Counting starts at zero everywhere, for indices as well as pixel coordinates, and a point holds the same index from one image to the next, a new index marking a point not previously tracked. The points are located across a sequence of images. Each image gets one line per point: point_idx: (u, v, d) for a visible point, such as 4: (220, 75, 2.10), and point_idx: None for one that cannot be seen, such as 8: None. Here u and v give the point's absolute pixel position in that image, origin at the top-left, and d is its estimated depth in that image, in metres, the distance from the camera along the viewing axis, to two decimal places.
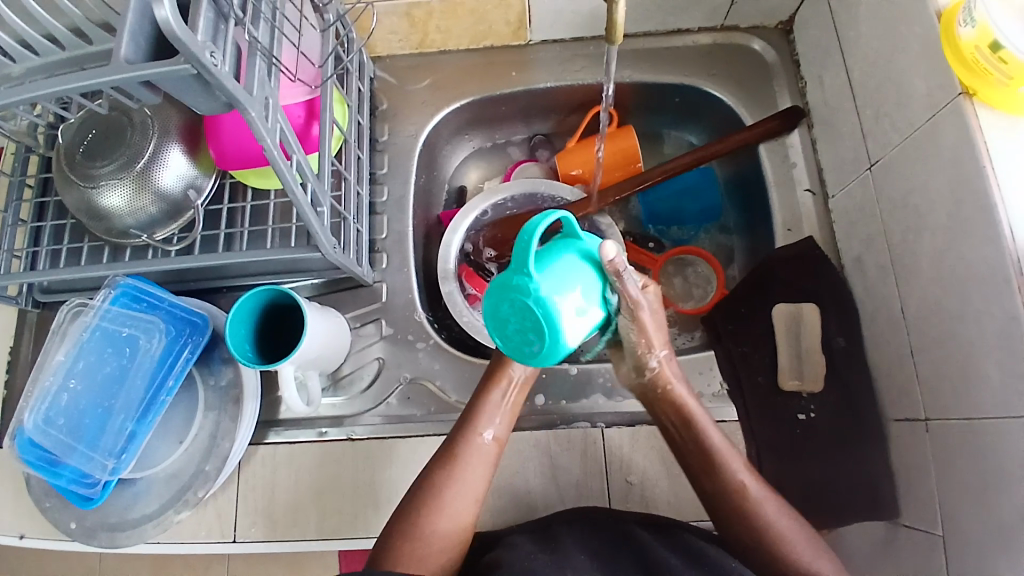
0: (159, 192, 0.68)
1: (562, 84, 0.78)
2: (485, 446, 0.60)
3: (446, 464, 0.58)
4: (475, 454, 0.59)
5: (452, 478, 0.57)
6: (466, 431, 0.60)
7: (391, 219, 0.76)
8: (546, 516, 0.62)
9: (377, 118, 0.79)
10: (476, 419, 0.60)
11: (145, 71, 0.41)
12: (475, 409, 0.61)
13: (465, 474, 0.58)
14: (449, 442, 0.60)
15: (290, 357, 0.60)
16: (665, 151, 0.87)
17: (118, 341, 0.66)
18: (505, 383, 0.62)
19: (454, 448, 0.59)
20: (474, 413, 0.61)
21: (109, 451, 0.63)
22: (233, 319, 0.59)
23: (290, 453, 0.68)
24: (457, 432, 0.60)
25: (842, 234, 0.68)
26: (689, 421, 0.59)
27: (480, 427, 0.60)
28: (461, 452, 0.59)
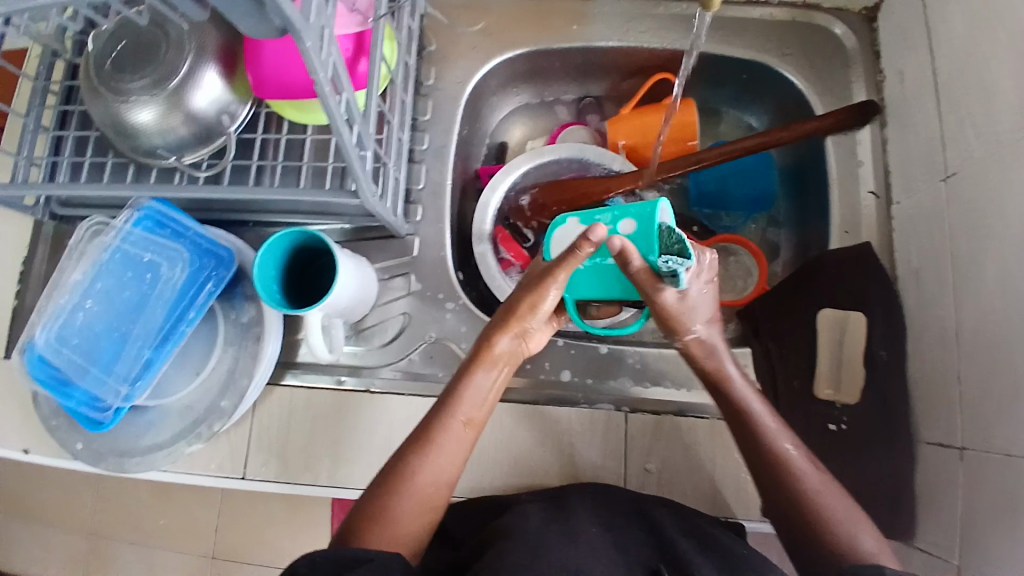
0: (192, 114, 0.63)
1: (624, 45, 0.73)
2: (463, 428, 0.55)
3: (421, 445, 0.53)
4: (450, 437, 0.54)
5: (425, 456, 0.53)
6: (449, 408, 0.55)
7: (430, 169, 0.72)
8: (559, 489, 0.62)
9: (423, 60, 0.74)
10: (459, 402, 0.55)
11: None
12: (461, 387, 0.56)
13: (439, 454, 0.53)
14: (429, 414, 0.55)
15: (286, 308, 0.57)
16: (722, 129, 0.82)
17: (139, 266, 0.64)
18: (492, 365, 0.58)
19: (431, 426, 0.54)
20: (456, 392, 0.56)
21: (123, 378, 0.62)
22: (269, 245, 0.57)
23: (307, 398, 0.67)
24: (440, 406, 0.56)
25: (902, 243, 0.64)
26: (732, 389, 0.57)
27: (460, 411, 0.55)
28: (438, 432, 0.54)
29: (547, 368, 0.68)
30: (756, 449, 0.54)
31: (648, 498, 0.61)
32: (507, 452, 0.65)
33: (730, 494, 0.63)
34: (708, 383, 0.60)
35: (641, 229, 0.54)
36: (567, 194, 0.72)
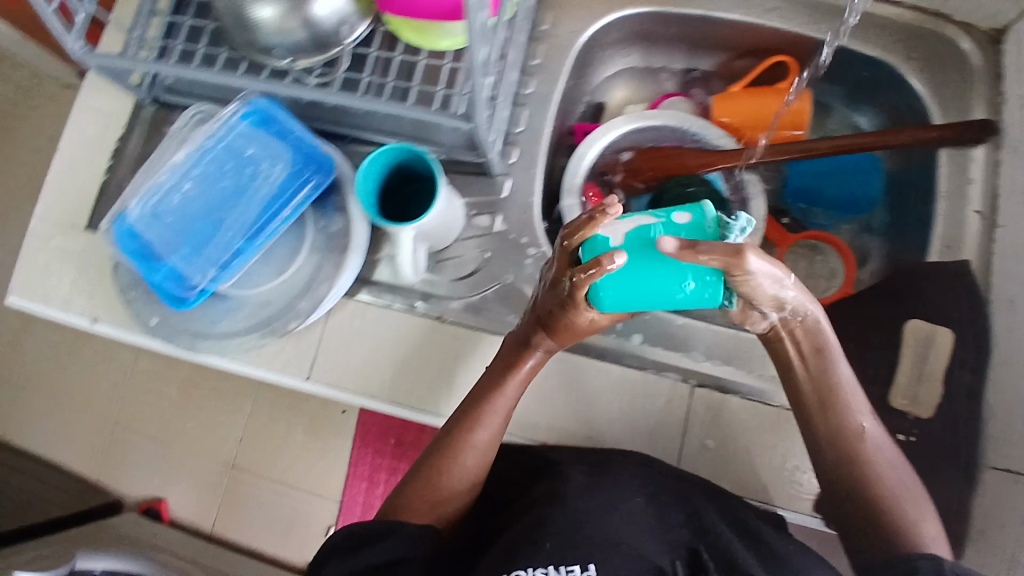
0: (312, 20, 0.62)
1: (749, 20, 0.71)
2: (498, 423, 0.62)
3: (459, 435, 0.61)
4: (481, 435, 0.61)
5: (463, 445, 0.62)
6: (485, 404, 0.61)
7: (532, 114, 0.71)
8: (601, 452, 0.63)
9: (542, 4, 0.72)
10: (491, 402, 0.61)
11: None
12: (497, 387, 0.62)
13: (473, 447, 0.61)
14: (467, 407, 0.62)
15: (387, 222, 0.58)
16: (827, 126, 0.80)
17: (240, 159, 0.65)
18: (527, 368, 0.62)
19: (466, 421, 0.62)
20: (491, 392, 0.62)
21: (212, 262, 0.63)
22: (378, 156, 0.59)
23: (379, 316, 0.68)
24: (477, 399, 0.62)
25: (1001, 268, 0.63)
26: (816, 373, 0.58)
27: (494, 410, 0.61)
28: (473, 429, 0.61)
29: (618, 330, 0.67)
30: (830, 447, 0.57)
31: (693, 479, 0.62)
32: (567, 404, 0.66)
33: (783, 483, 0.63)
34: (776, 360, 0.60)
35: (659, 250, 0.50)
36: (667, 160, 0.71)
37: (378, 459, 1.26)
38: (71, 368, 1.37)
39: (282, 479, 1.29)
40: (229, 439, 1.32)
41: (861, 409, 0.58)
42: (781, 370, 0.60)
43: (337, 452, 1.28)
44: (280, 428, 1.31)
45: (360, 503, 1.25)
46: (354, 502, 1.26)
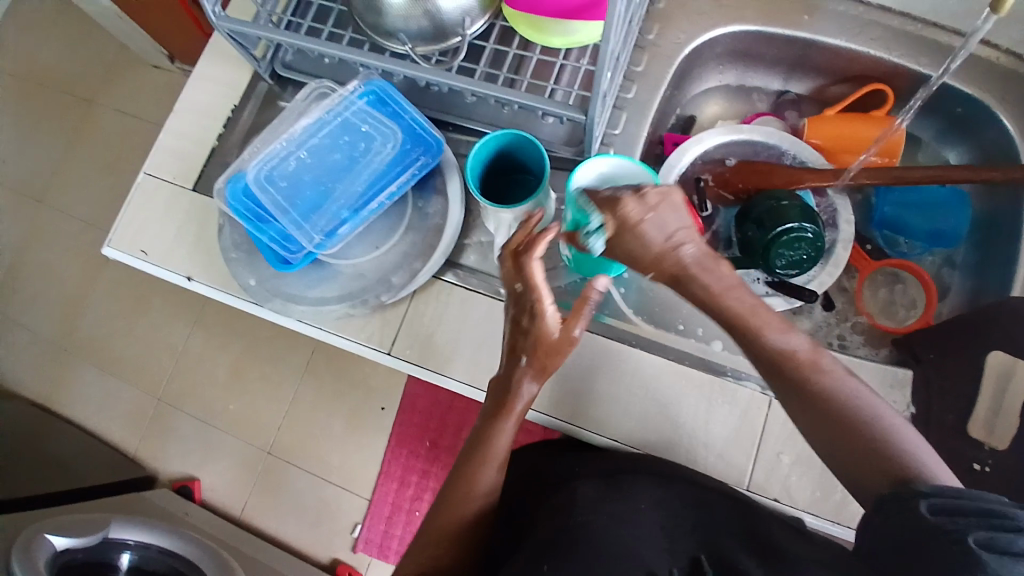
0: (437, 9, 0.67)
1: (850, 46, 0.73)
2: (497, 467, 0.59)
3: (462, 488, 0.59)
4: (483, 481, 0.59)
5: (477, 476, 0.59)
6: (478, 454, 0.59)
7: (630, 119, 0.74)
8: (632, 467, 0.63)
9: (650, 15, 0.76)
10: (487, 449, 0.59)
11: None
12: (487, 436, 0.59)
13: (479, 495, 0.59)
14: (464, 457, 0.60)
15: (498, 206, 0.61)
16: (916, 158, 0.81)
17: (356, 134, 0.68)
18: (513, 409, 0.59)
19: (466, 469, 0.59)
20: (486, 439, 0.59)
21: (318, 229, 0.66)
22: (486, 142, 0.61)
23: (465, 298, 0.70)
24: (471, 448, 0.60)
25: None
26: (785, 370, 0.48)
27: (486, 453, 0.59)
28: (474, 474, 0.59)
29: (698, 335, 0.70)
30: None
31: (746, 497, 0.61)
32: (642, 403, 0.67)
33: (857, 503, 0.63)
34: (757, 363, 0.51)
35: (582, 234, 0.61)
36: (759, 174, 0.73)
37: (411, 461, 1.26)
38: (126, 336, 1.42)
39: (317, 468, 1.31)
40: (270, 421, 1.35)
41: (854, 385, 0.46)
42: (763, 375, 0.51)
43: (373, 447, 1.30)
44: (317, 421, 1.33)
45: (389, 503, 1.25)
46: (383, 501, 1.26)
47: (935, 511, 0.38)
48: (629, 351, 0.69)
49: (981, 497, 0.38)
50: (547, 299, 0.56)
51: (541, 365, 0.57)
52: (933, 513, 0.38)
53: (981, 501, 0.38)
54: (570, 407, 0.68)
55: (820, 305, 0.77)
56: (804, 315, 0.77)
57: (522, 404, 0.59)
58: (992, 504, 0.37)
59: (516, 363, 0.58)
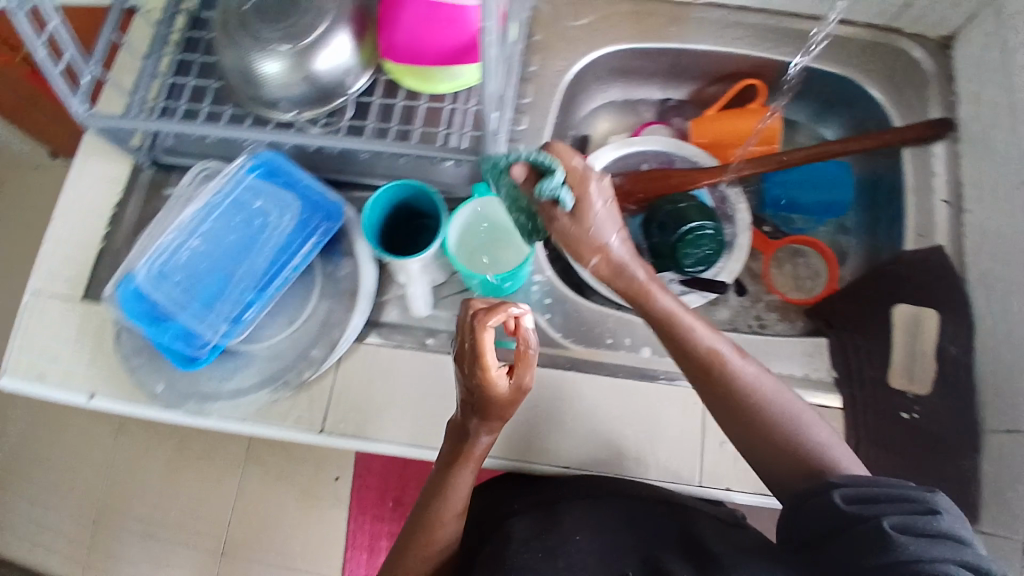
0: (315, 73, 0.66)
1: (718, 49, 0.77)
2: (455, 518, 0.58)
3: (421, 539, 0.58)
4: (442, 532, 0.58)
5: (427, 541, 0.58)
6: (437, 506, 0.58)
7: (527, 149, 0.75)
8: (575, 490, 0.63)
9: (528, 47, 0.78)
10: (444, 498, 0.58)
11: None
12: (443, 488, 0.58)
13: (439, 543, 0.58)
14: (420, 509, 0.59)
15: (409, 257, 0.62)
16: (796, 139, 0.86)
17: (248, 212, 0.66)
18: (468, 460, 0.57)
19: (423, 522, 0.58)
20: (443, 490, 0.58)
21: (223, 317, 0.64)
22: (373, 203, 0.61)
23: (393, 357, 0.68)
24: (427, 499, 0.59)
25: (973, 247, 0.68)
26: (711, 367, 0.55)
27: (448, 502, 0.58)
28: (433, 528, 0.58)
29: (627, 345, 0.71)
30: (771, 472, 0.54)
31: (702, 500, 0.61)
32: (589, 426, 0.67)
33: None
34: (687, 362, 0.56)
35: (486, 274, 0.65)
36: (657, 181, 0.74)
37: (378, 526, 1.23)
38: (42, 462, 1.30)
39: (275, 559, 1.23)
40: (217, 520, 1.25)
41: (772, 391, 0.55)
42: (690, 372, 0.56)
43: (332, 523, 1.24)
44: (269, 504, 1.26)
45: None
46: None
47: (849, 501, 0.47)
48: (566, 375, 0.68)
49: (892, 487, 0.47)
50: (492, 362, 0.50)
51: (494, 421, 0.54)
52: (847, 500, 0.47)
53: (892, 492, 0.46)
54: (517, 444, 0.67)
55: (734, 291, 0.80)
56: (722, 305, 0.79)
57: (476, 456, 0.57)
58: (902, 491, 0.46)
59: (468, 418, 0.55)
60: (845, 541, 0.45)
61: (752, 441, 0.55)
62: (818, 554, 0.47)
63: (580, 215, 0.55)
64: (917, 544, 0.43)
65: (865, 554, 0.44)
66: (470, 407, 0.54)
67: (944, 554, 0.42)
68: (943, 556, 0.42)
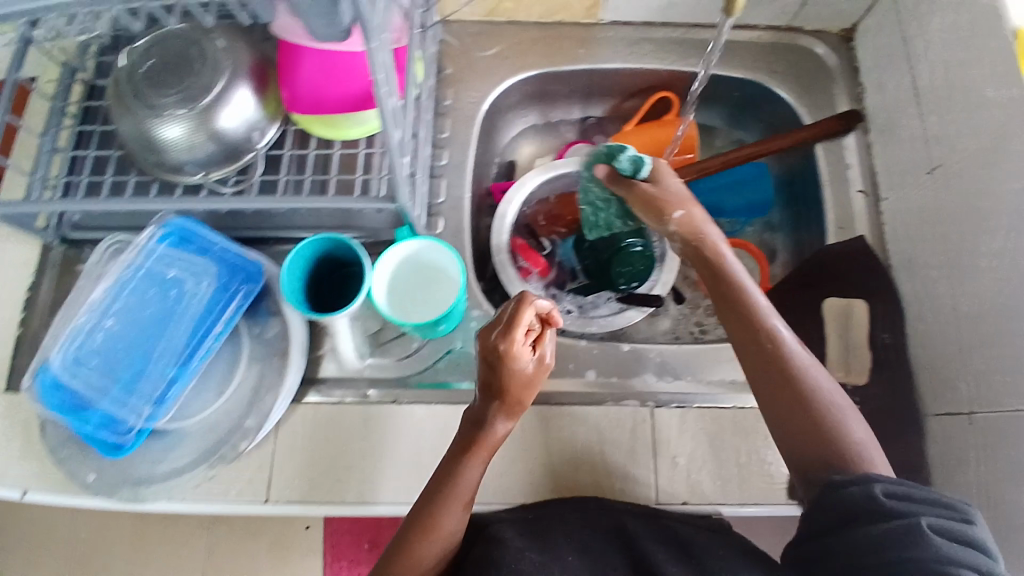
0: (220, 131, 0.64)
1: (628, 66, 0.78)
2: (461, 509, 0.58)
3: (419, 533, 0.57)
4: (450, 521, 0.57)
5: (428, 541, 0.57)
6: (450, 495, 0.57)
7: (450, 183, 0.74)
8: (538, 509, 0.63)
9: (441, 82, 0.77)
10: (453, 487, 0.57)
11: None
12: (456, 475, 0.57)
13: (437, 538, 0.57)
14: (425, 500, 0.58)
15: (349, 307, 0.58)
16: (716, 144, 0.87)
17: (162, 284, 0.64)
18: (486, 451, 0.58)
19: (431, 512, 0.57)
20: (453, 476, 0.57)
21: (147, 398, 0.61)
22: (289, 265, 0.57)
23: (334, 413, 0.66)
24: (436, 488, 0.57)
25: (893, 234, 0.70)
26: (773, 355, 0.57)
27: (454, 495, 0.57)
28: (439, 520, 0.57)
29: (571, 370, 0.70)
30: (800, 453, 0.55)
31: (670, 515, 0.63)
32: (542, 456, 0.66)
33: (762, 480, 0.65)
34: (750, 352, 0.58)
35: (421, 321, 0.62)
36: None
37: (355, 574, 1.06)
38: None
39: None
40: None
41: (829, 389, 0.57)
42: (743, 357, 0.59)
43: None
44: None
45: None
46: None
47: (889, 496, 0.49)
48: None
49: (931, 492, 0.49)
50: (521, 334, 0.54)
51: (517, 408, 0.57)
52: (886, 496, 0.49)
53: (930, 495, 0.49)
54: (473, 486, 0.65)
55: (671, 300, 0.81)
56: (663, 314, 0.80)
57: (490, 447, 0.58)
58: (942, 500, 0.48)
59: (492, 404, 0.57)
60: (872, 533, 0.47)
61: (779, 416, 0.56)
62: (842, 539, 0.49)
63: (659, 178, 0.66)
64: (947, 546, 0.45)
65: (898, 551, 0.46)
66: (491, 390, 0.57)
67: (972, 560, 0.45)
68: (971, 563, 0.44)
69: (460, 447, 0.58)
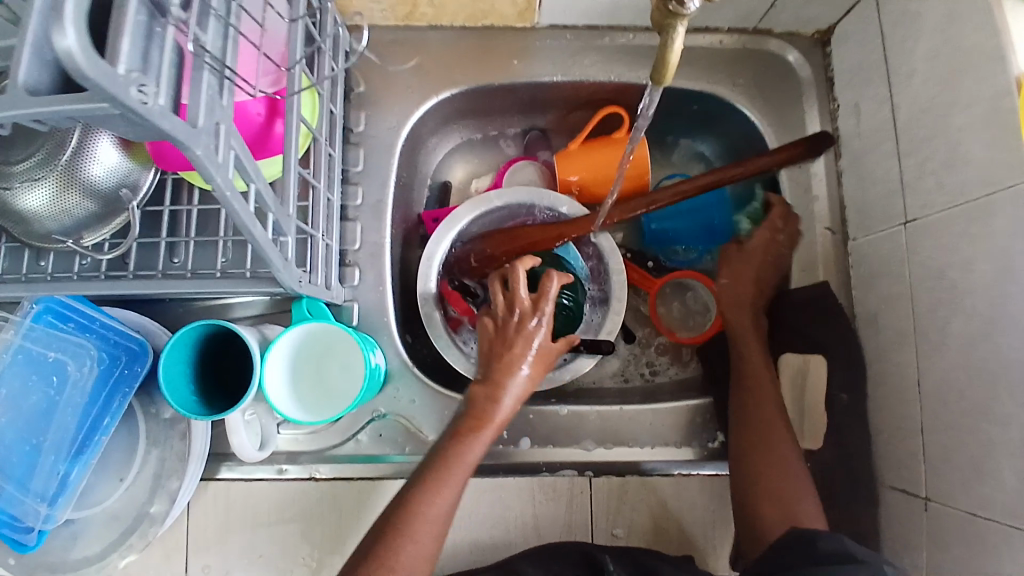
0: (89, 191, 0.56)
1: (569, 79, 0.68)
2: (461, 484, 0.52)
3: (421, 495, 0.50)
4: (445, 499, 0.50)
5: (426, 511, 0.50)
6: (452, 463, 0.52)
7: (366, 227, 0.66)
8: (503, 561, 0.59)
9: (352, 103, 0.68)
10: (455, 462, 0.52)
11: (48, 106, 0.31)
12: (461, 441, 0.53)
13: (442, 505, 0.50)
14: (425, 469, 0.52)
15: (242, 402, 0.53)
16: (672, 161, 0.79)
17: (44, 367, 0.57)
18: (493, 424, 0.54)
19: (431, 481, 0.51)
20: (457, 447, 0.53)
21: (41, 495, 0.56)
22: (165, 371, 0.52)
23: (247, 492, 0.63)
24: (437, 458, 0.53)
25: (858, 283, 0.63)
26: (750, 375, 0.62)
27: (457, 472, 0.52)
28: (440, 489, 0.51)
29: (504, 438, 0.65)
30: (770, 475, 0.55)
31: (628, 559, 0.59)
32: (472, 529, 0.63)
33: (702, 550, 0.62)
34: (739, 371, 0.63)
35: (332, 405, 0.58)
36: (519, 245, 0.69)
37: None
38: None
39: None
40: None
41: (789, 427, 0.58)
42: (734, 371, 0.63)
43: None
44: None
45: None
46: None
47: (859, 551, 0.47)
48: None
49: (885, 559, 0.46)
50: (551, 298, 0.59)
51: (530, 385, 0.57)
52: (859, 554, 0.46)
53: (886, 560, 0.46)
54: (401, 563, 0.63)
55: (621, 339, 0.75)
56: (610, 354, 0.75)
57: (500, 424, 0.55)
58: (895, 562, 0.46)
59: (504, 370, 0.56)
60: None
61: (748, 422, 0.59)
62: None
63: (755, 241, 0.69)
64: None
65: None
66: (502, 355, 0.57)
67: None
68: None
69: (463, 415, 0.55)
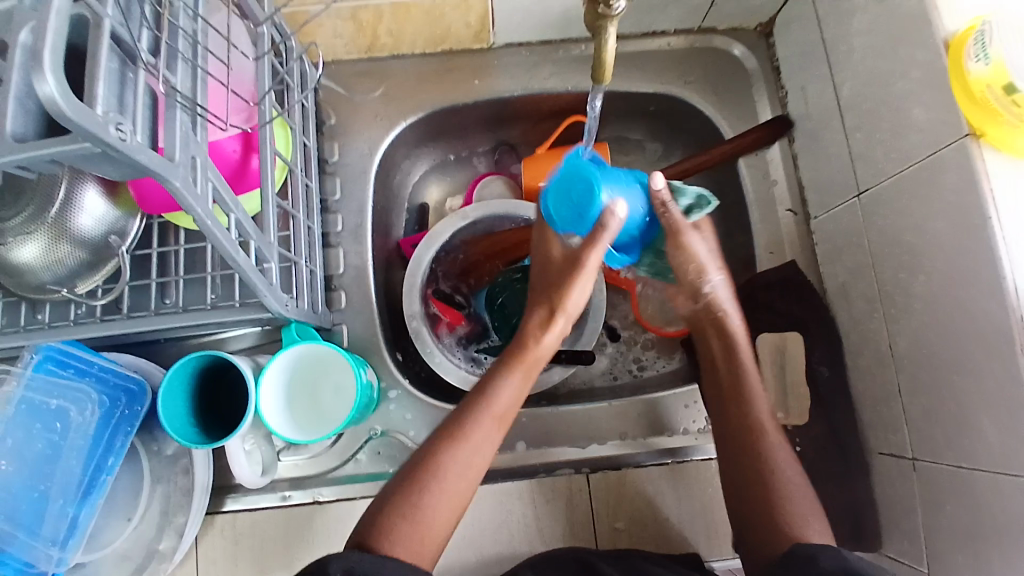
0: (78, 240, 0.58)
1: (529, 92, 0.71)
2: (494, 424, 0.53)
3: (449, 439, 0.51)
4: (475, 436, 0.51)
5: (456, 450, 0.50)
6: (481, 403, 0.53)
7: (348, 252, 0.68)
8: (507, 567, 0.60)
9: (325, 135, 0.71)
10: (488, 400, 0.53)
11: (38, 149, 0.32)
12: (492, 381, 0.54)
13: (468, 448, 0.51)
14: (456, 413, 0.53)
15: (239, 430, 0.54)
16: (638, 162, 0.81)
17: (47, 415, 0.58)
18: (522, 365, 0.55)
19: (460, 420, 0.52)
20: (487, 389, 0.54)
21: (52, 539, 0.57)
22: (162, 399, 0.53)
23: (252, 521, 0.63)
24: (469, 401, 0.54)
25: (827, 259, 0.65)
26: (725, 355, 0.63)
27: (488, 410, 0.52)
28: (469, 428, 0.51)
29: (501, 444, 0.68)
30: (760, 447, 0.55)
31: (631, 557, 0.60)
32: (476, 536, 0.64)
33: (703, 535, 0.63)
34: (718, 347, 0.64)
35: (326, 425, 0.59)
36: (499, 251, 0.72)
37: None
38: None
39: None
40: None
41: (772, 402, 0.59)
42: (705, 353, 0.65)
43: None
44: None
45: None
46: None
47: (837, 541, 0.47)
48: None
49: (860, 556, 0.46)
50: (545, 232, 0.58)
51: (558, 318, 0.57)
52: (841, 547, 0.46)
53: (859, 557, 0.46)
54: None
55: (607, 338, 0.77)
56: (599, 353, 0.76)
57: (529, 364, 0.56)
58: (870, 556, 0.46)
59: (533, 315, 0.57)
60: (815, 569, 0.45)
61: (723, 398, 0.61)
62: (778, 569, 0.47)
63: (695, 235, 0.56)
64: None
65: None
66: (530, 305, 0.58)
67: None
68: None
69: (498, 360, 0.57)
